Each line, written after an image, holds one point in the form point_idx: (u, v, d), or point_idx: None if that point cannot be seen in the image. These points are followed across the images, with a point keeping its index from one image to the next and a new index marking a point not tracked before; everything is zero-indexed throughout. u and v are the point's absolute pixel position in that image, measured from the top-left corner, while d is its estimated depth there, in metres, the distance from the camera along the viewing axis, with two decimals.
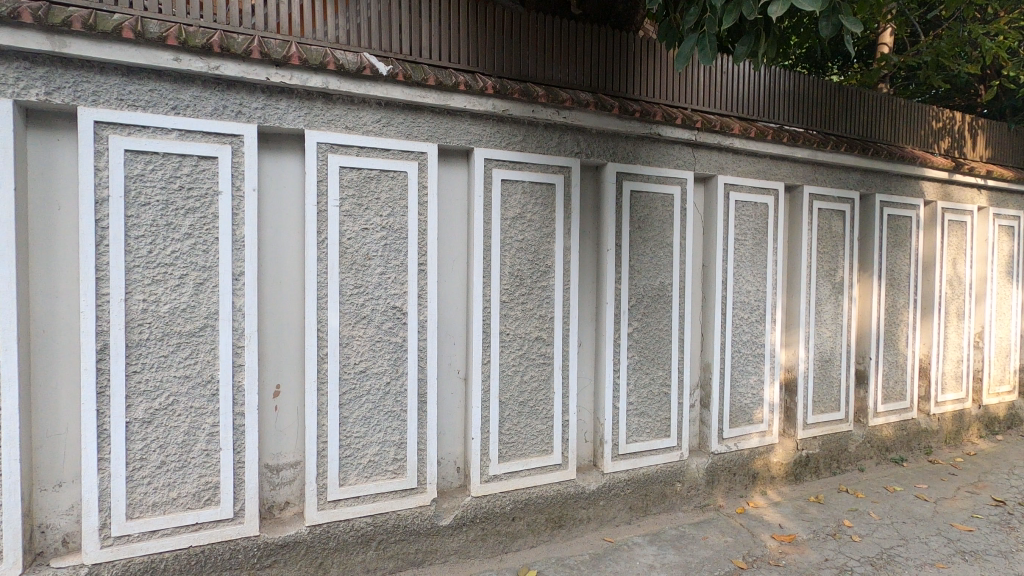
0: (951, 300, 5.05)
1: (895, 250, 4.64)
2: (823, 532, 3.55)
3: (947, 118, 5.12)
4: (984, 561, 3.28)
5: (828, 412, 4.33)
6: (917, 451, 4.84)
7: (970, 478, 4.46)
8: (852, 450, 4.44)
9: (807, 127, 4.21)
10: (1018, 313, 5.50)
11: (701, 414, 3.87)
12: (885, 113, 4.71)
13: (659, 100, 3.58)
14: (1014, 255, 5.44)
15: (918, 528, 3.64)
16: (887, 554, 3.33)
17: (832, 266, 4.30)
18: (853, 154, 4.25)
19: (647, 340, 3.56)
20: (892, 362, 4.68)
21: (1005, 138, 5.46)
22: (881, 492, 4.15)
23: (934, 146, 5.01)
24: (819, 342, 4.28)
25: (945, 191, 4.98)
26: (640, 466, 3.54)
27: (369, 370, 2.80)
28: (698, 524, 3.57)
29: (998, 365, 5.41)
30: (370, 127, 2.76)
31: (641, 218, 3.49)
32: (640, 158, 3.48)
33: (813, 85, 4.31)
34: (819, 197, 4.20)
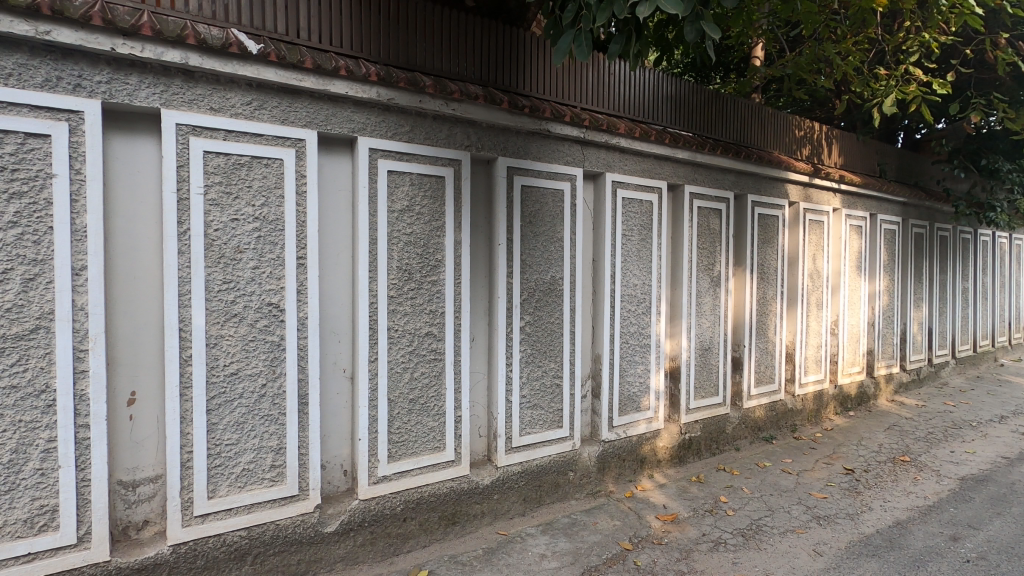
0: (812, 292, 5.61)
1: (765, 246, 5.08)
2: (701, 508, 3.80)
3: (809, 127, 5.67)
4: (835, 524, 3.67)
5: (708, 397, 4.65)
6: (785, 429, 5.33)
7: (827, 451, 4.99)
8: (729, 432, 4.80)
9: (687, 130, 4.48)
10: (865, 303, 6.22)
11: (593, 404, 4.00)
12: (756, 120, 5.12)
13: (549, 97, 3.64)
14: (862, 251, 6.15)
15: (782, 499, 4.00)
16: (756, 525, 3.62)
17: (710, 261, 4.61)
18: (728, 157, 4.58)
19: (540, 333, 3.62)
20: (763, 348, 5.11)
21: (854, 148, 6.15)
22: (753, 468, 4.51)
23: (797, 152, 5.53)
24: (699, 331, 4.58)
25: (807, 193, 5.51)
26: (532, 457, 3.60)
27: (242, 372, 2.60)
28: (589, 511, 3.68)
29: (850, 349, 6.09)
30: (239, 109, 2.56)
31: (532, 213, 3.54)
32: (530, 154, 3.53)
33: (693, 90, 4.59)
34: (698, 196, 4.49)
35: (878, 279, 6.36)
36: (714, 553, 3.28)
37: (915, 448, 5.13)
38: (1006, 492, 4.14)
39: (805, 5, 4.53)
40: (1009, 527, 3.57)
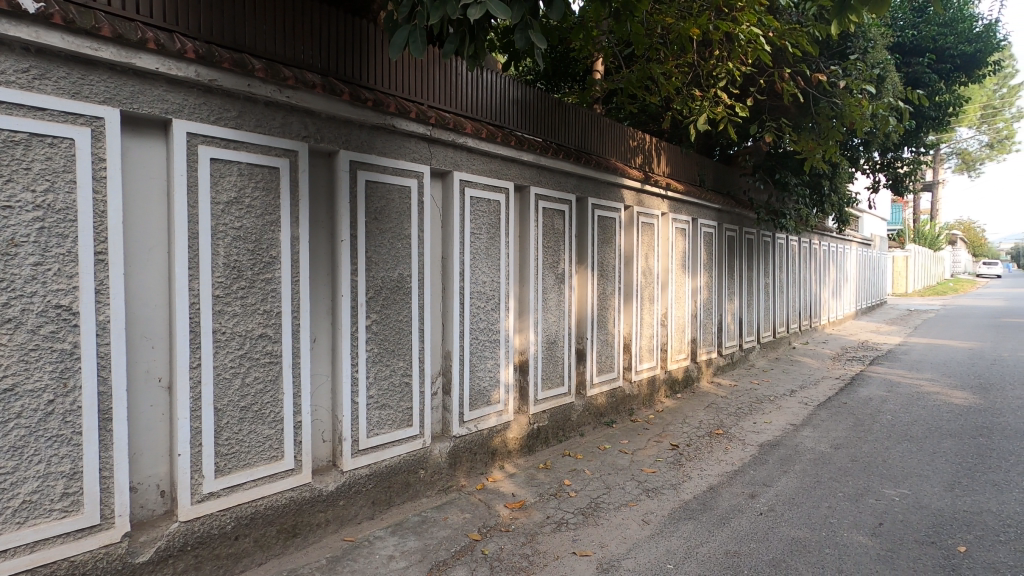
0: (645, 287, 6.20)
1: (604, 245, 5.51)
2: (547, 493, 4.02)
3: (641, 139, 6.26)
4: (661, 494, 4.10)
5: (555, 387, 4.93)
6: (623, 413, 5.83)
7: (658, 430, 5.55)
8: (574, 419, 5.14)
9: (532, 134, 4.70)
10: (689, 297, 7.04)
11: (444, 400, 4.03)
12: (596, 128, 5.53)
13: (394, 92, 3.59)
14: (686, 251, 6.94)
15: (618, 477, 4.37)
16: (595, 503, 3.92)
17: (555, 259, 4.89)
18: (569, 162, 4.89)
19: (387, 331, 3.55)
20: (603, 340, 5.54)
21: (679, 159, 6.92)
22: (594, 451, 4.87)
23: (631, 161, 6.08)
24: (546, 326, 4.83)
25: (639, 198, 6.08)
26: (381, 459, 3.52)
27: (20, 388, 2.21)
28: (440, 507, 3.70)
29: (677, 338, 6.84)
30: (12, 77, 2.16)
31: (377, 209, 3.46)
32: (375, 149, 3.45)
33: (538, 97, 4.82)
34: (543, 197, 4.73)
35: (699, 276, 7.22)
36: (556, 533, 3.48)
37: (727, 421, 5.92)
38: (792, 453, 4.94)
39: (635, 27, 5.01)
40: (792, 482, 4.27)
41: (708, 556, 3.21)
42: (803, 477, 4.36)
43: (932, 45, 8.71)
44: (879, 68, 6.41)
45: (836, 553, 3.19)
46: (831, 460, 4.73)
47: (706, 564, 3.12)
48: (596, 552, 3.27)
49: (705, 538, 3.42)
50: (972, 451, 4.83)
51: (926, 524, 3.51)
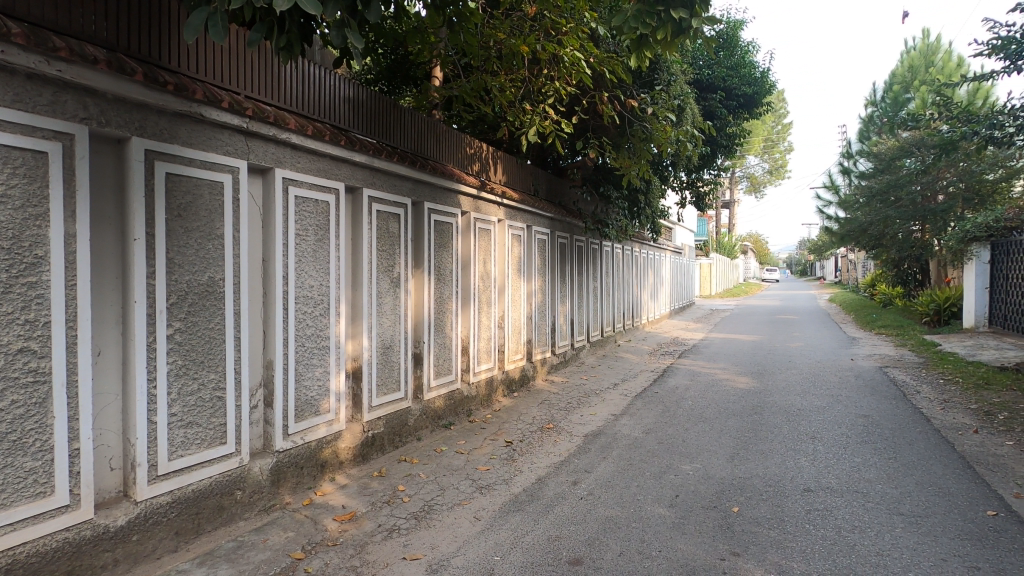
0: (482, 292, 6.40)
1: (441, 250, 5.58)
2: (379, 501, 3.95)
3: (477, 147, 6.47)
4: (493, 490, 4.26)
5: (390, 392, 4.85)
6: (461, 415, 5.94)
7: (494, 428, 5.75)
8: (411, 423, 5.12)
9: (365, 135, 4.60)
10: (524, 300, 7.41)
11: (265, 414, 3.74)
12: (433, 133, 5.58)
13: (202, 77, 3.27)
14: (521, 256, 7.31)
15: (453, 477, 4.45)
16: (428, 506, 3.93)
17: (390, 263, 4.83)
18: (404, 165, 4.87)
19: (195, 341, 3.21)
20: (441, 343, 5.60)
21: (514, 169, 7.27)
22: (430, 454, 4.89)
23: (468, 167, 6.24)
24: (380, 331, 4.74)
25: (476, 205, 6.26)
26: (187, 483, 3.17)
27: None
28: (259, 529, 3.43)
29: (514, 339, 7.17)
30: None
31: (181, 205, 3.12)
32: (178, 139, 3.11)
33: (372, 97, 4.73)
34: (377, 200, 4.64)
35: (533, 280, 7.64)
36: (387, 541, 3.43)
37: (557, 416, 6.34)
38: (610, 440, 5.45)
39: (469, 38, 5.17)
40: (609, 466, 4.71)
41: (532, 544, 3.40)
42: (618, 461, 4.84)
43: (722, 84, 10.24)
44: (681, 100, 7.38)
45: (640, 526, 3.59)
46: (642, 444, 5.31)
47: (530, 551, 3.31)
48: (427, 554, 3.29)
49: (530, 527, 3.63)
50: (749, 427, 5.77)
51: (711, 492, 4.11)
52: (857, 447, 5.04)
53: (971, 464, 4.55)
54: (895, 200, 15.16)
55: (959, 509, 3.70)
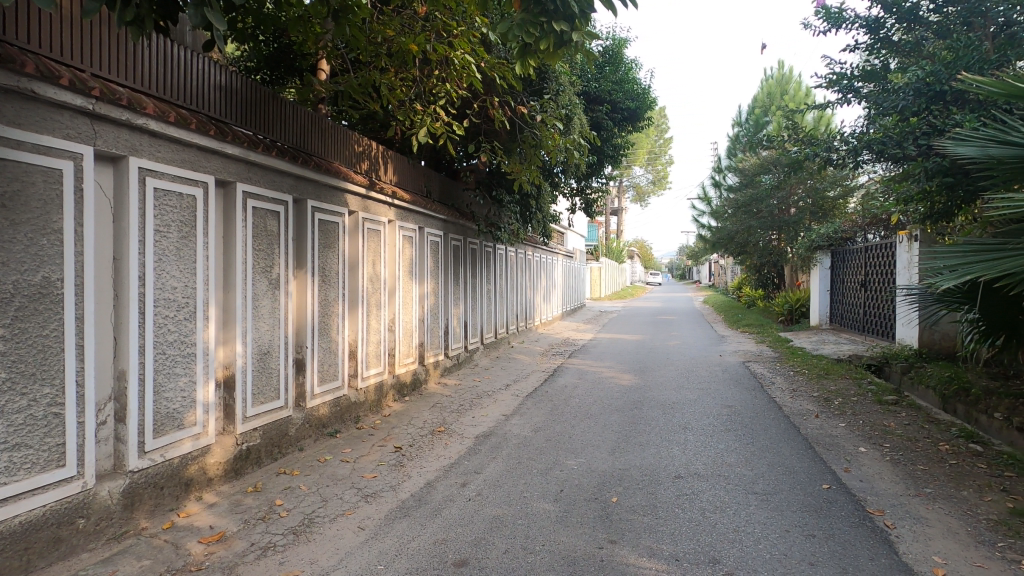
0: (371, 294, 6.22)
1: (326, 250, 5.35)
2: (253, 518, 3.68)
3: (366, 145, 6.27)
4: (380, 498, 4.14)
5: (268, 401, 4.56)
6: (349, 422, 5.72)
7: (382, 434, 5.59)
8: (292, 433, 4.84)
9: (239, 126, 4.29)
10: (416, 303, 7.31)
11: (116, 430, 3.35)
12: (318, 128, 5.34)
13: (36, 49, 2.87)
14: (413, 258, 7.20)
15: (337, 487, 4.26)
16: (308, 519, 3.73)
17: (268, 263, 4.54)
18: (284, 160, 4.60)
19: (23, 351, 2.79)
20: (326, 348, 5.36)
21: (405, 170, 7.15)
22: (313, 464, 4.65)
23: (356, 166, 6.04)
24: (256, 336, 4.44)
25: (364, 205, 6.07)
26: (13, 515, 2.74)
27: None
28: (107, 559, 3.05)
29: (405, 343, 7.04)
30: None
31: (6, 193, 2.70)
32: (2, 117, 2.70)
33: (248, 86, 4.42)
34: (253, 195, 4.34)
35: (425, 283, 7.56)
36: (260, 560, 3.20)
37: (449, 419, 6.31)
38: (500, 440, 5.53)
39: (355, 32, 5.00)
40: (498, 466, 4.77)
41: (417, 549, 3.36)
42: (507, 460, 4.93)
43: (608, 97, 10.80)
44: (568, 109, 7.68)
45: (526, 522, 3.67)
46: (531, 442, 5.45)
47: (415, 557, 3.26)
48: (305, 570, 3.13)
49: (417, 532, 3.58)
50: (629, 421, 6.12)
51: (593, 484, 4.31)
52: (721, 435, 5.53)
53: (812, 445, 5.17)
54: (756, 212, 16.90)
55: (801, 485, 4.20)
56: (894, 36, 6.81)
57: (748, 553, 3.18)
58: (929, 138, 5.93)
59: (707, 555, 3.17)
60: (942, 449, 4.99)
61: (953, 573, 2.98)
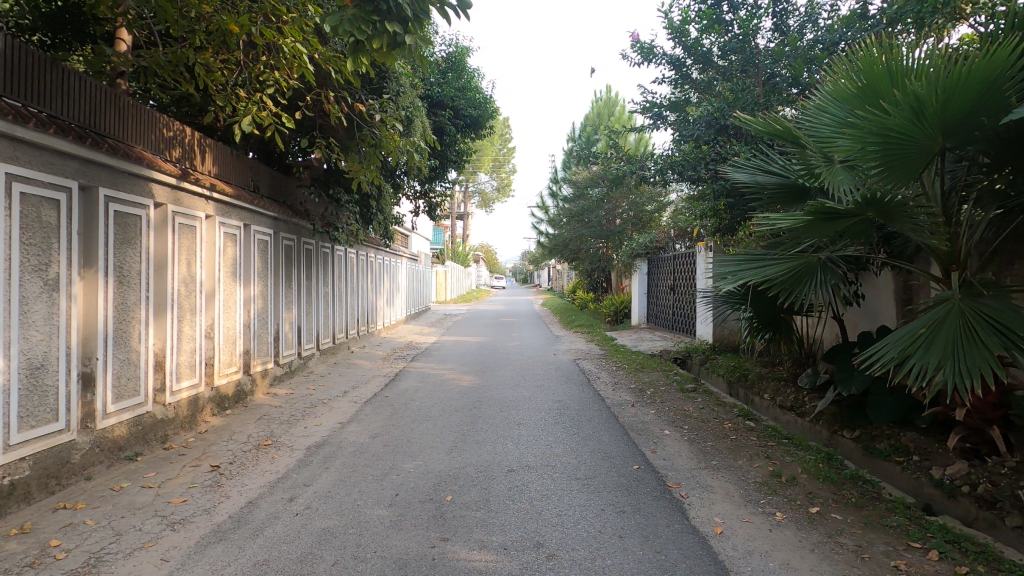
0: (184, 297, 5.56)
1: (124, 247, 4.66)
2: (18, 566, 3.06)
3: (178, 130, 5.59)
4: (190, 523, 3.72)
5: (42, 425, 3.83)
6: (154, 442, 5.03)
7: (196, 453, 5.01)
8: (76, 461, 4.13)
9: (3, 95, 3.56)
10: (240, 307, 6.69)
11: None
12: (114, 106, 4.63)
13: None
14: (236, 258, 6.59)
15: (135, 518, 3.73)
16: (95, 558, 3.22)
17: (43, 261, 3.83)
18: (66, 140, 3.91)
19: None
20: (123, 359, 4.66)
21: (226, 160, 6.51)
22: (104, 494, 4.01)
23: (165, 153, 5.35)
24: (25, 347, 3.72)
25: (176, 197, 5.40)
26: None
27: None
28: None
29: (226, 351, 6.39)
30: None
31: None
32: None
33: (15, 48, 3.70)
34: (22, 180, 3.64)
35: (252, 285, 6.95)
36: None
37: (277, 431, 5.87)
38: (335, 449, 5.30)
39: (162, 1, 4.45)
40: (331, 476, 4.57)
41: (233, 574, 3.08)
42: (341, 470, 4.73)
43: (450, 103, 10.95)
44: (409, 111, 7.63)
45: (357, 531, 3.57)
46: (367, 449, 5.30)
47: None
48: None
49: (233, 556, 3.28)
50: (467, 420, 6.26)
51: (428, 485, 4.34)
52: (551, 428, 5.92)
53: (627, 431, 5.78)
54: (587, 222, 18.38)
55: (616, 468, 4.67)
56: (694, 74, 7.90)
57: (567, 533, 3.46)
58: (716, 164, 7.01)
59: (532, 540, 3.38)
60: (727, 427, 5.91)
61: (728, 529, 3.56)
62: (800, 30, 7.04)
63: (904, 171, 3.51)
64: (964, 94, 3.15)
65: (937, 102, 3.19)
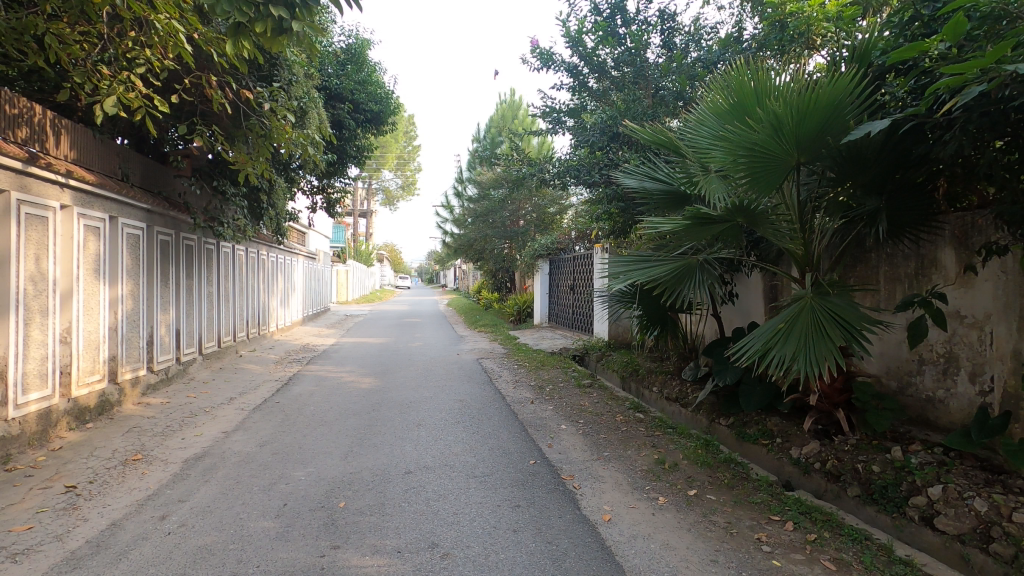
0: (33, 298, 4.91)
1: None
2: None
3: (26, 108, 4.92)
4: (36, 553, 3.28)
5: None
6: None
7: (47, 474, 4.43)
8: None
9: None
10: (105, 309, 6.01)
11: None
12: None
13: None
14: (100, 254, 5.92)
15: None
16: None
17: None
18: None
19: None
20: None
21: (87, 145, 5.84)
22: None
23: (9, 132, 4.69)
24: None
25: (22, 183, 4.75)
26: None
27: None
28: None
29: (87, 358, 5.72)
30: None
31: None
32: None
33: None
34: None
35: (119, 285, 6.28)
36: None
37: (149, 444, 5.35)
38: (216, 461, 4.91)
39: None
40: (210, 490, 4.24)
41: None
42: (222, 482, 4.40)
43: (349, 96, 10.57)
44: (302, 103, 7.31)
45: (239, 546, 3.34)
46: (254, 458, 4.98)
47: None
48: None
49: None
50: (365, 423, 6.08)
51: (320, 492, 4.16)
52: (451, 428, 5.92)
53: (525, 428, 5.91)
54: (491, 222, 18.56)
55: (513, 464, 4.76)
56: (590, 82, 8.25)
57: (462, 532, 3.47)
58: (608, 169, 7.42)
59: (427, 541, 3.35)
60: (618, 419, 6.23)
61: (615, 516, 3.75)
62: (685, 48, 7.58)
63: (767, 184, 3.89)
64: (814, 116, 3.58)
65: (792, 120, 3.60)
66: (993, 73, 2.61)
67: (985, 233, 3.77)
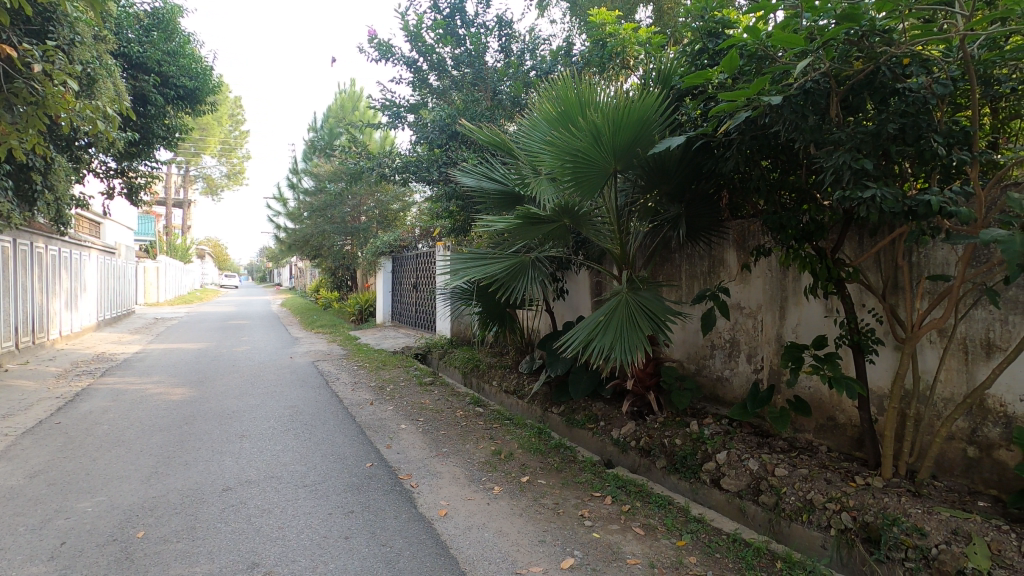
0: None
1: None
2: None
3: None
4: None
5: None
6: None
7: None
8: None
9: None
10: None
11: None
12: None
13: None
14: None
15: None
16: None
17: None
18: None
19: None
20: None
21: None
22: None
23: None
24: None
25: None
26: None
27: None
28: None
29: None
30: None
31: None
32: None
33: None
34: None
35: None
36: None
37: None
38: None
39: None
40: None
41: None
42: None
43: (156, 68, 9.23)
44: (88, 68, 6.23)
45: None
46: (21, 492, 4.11)
47: None
48: None
49: None
50: (175, 439, 5.37)
51: (112, 523, 3.57)
52: (280, 436, 5.49)
53: (363, 430, 5.71)
54: (330, 217, 17.57)
55: (348, 468, 4.57)
56: (430, 80, 8.25)
57: (289, 546, 3.24)
58: (447, 167, 7.48)
59: (247, 561, 3.07)
60: (458, 415, 6.31)
61: (452, 510, 3.79)
62: (521, 55, 7.90)
63: (589, 189, 4.24)
64: (627, 127, 3.97)
65: (609, 130, 3.96)
66: (756, 102, 3.17)
67: (756, 237, 4.54)
